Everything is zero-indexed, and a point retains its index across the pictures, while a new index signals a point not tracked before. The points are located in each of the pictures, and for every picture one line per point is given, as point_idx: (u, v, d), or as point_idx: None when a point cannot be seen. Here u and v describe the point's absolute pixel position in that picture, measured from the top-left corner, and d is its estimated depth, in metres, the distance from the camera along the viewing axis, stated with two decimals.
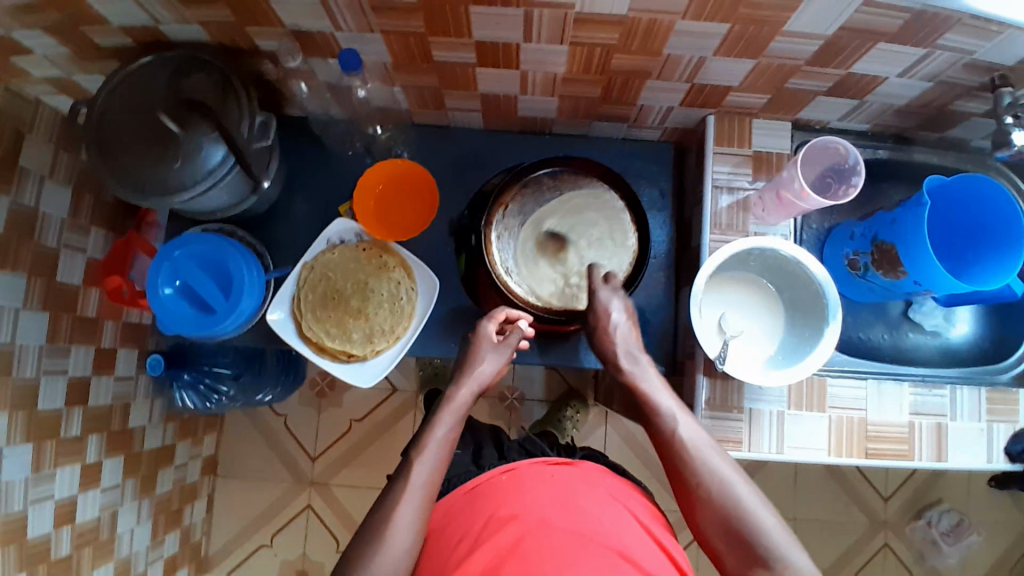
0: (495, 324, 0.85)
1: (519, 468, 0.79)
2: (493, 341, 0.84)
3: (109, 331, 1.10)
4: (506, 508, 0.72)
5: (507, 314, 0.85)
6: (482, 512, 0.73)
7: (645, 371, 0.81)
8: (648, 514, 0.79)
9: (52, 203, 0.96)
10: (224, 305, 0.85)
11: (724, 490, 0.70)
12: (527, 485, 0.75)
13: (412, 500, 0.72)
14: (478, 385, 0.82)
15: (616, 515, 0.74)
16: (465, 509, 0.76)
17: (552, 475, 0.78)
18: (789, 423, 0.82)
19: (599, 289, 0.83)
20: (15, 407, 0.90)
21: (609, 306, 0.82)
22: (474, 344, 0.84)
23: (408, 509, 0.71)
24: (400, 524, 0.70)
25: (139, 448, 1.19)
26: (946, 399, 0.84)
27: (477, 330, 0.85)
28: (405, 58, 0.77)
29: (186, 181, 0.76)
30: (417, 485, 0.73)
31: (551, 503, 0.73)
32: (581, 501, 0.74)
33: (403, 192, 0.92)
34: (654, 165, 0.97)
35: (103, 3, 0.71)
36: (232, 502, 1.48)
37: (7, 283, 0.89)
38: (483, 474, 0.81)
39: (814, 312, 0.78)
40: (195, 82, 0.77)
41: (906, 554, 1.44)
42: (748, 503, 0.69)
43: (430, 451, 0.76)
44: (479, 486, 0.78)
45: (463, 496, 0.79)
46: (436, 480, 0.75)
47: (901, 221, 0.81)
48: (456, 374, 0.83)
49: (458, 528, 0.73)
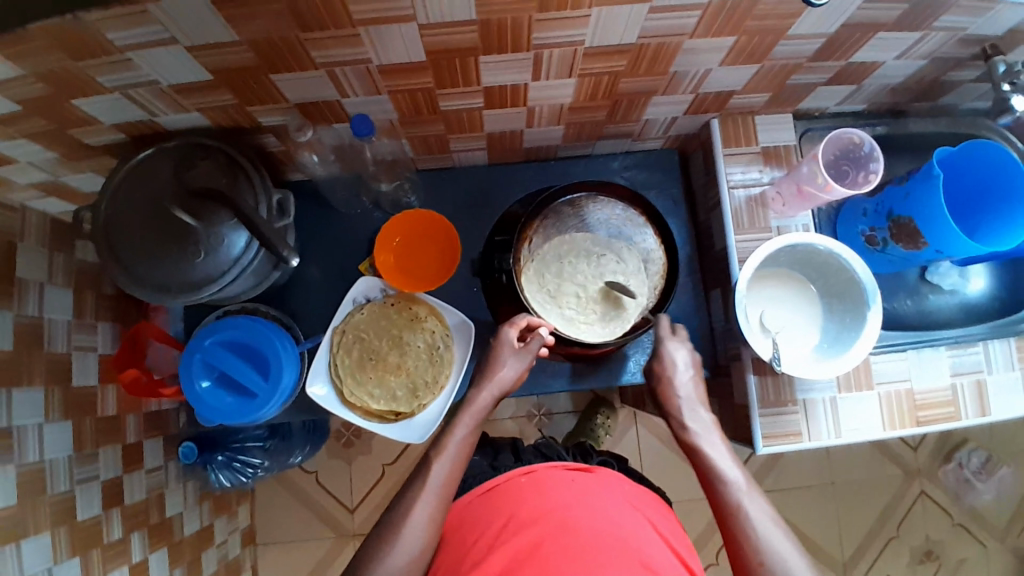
0: (517, 331, 0.85)
1: (539, 471, 0.78)
2: (514, 346, 0.85)
3: (131, 425, 1.02)
4: (527, 510, 0.72)
5: (529, 320, 0.85)
6: (502, 512, 0.73)
7: (708, 430, 0.81)
8: (660, 514, 0.78)
9: (56, 307, 0.88)
10: (263, 387, 0.83)
11: (784, 573, 0.69)
12: (549, 488, 0.75)
13: (423, 502, 0.73)
14: (499, 390, 0.83)
15: (636, 522, 0.72)
16: (482, 510, 0.76)
17: (573, 478, 0.77)
18: (841, 406, 0.85)
19: (666, 339, 0.87)
20: (56, 523, 0.84)
21: (674, 357, 0.86)
22: (496, 351, 0.85)
23: (422, 509, 0.73)
24: (413, 529, 0.72)
25: (180, 536, 1.12)
26: (981, 356, 0.88)
27: (499, 336, 0.85)
28: (412, 112, 0.76)
29: (212, 273, 0.75)
30: (433, 485, 0.75)
31: (572, 506, 0.72)
32: (599, 504, 0.73)
33: (425, 241, 0.91)
34: (660, 174, 0.99)
35: (92, 105, 0.68)
36: (276, 569, 1.44)
37: (25, 398, 0.82)
38: (502, 475, 0.80)
39: (852, 296, 0.80)
40: (201, 171, 0.76)
41: (943, 498, 1.48)
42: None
43: (446, 456, 0.77)
44: (497, 487, 0.78)
45: (479, 498, 0.78)
46: (451, 480, 0.76)
47: (915, 194, 0.83)
48: (478, 379, 0.85)
49: (475, 529, 0.73)
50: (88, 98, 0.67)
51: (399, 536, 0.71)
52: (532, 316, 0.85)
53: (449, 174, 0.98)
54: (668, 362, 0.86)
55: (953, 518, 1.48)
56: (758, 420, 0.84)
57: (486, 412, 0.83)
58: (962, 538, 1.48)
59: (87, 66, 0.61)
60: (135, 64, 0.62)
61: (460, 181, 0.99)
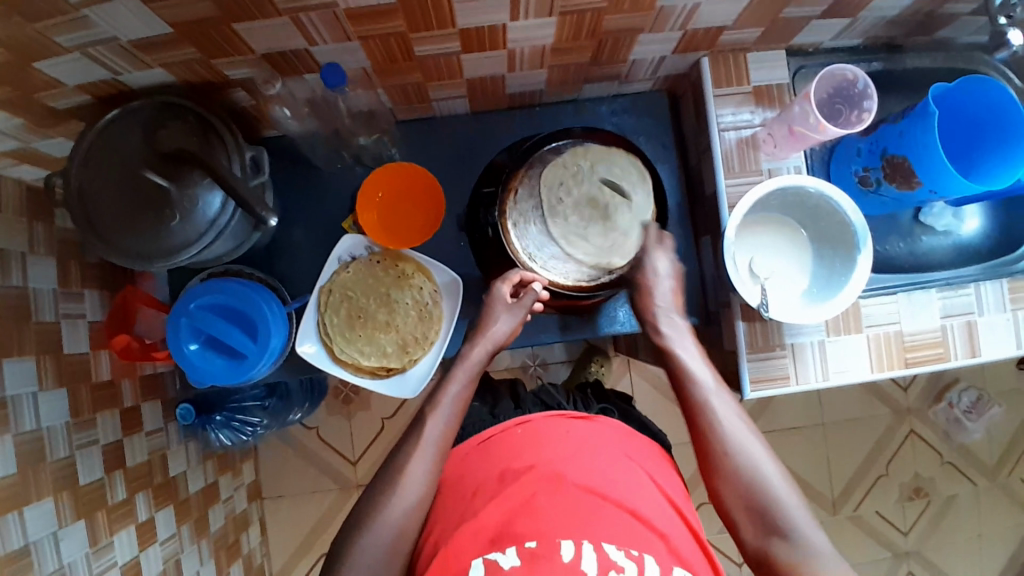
0: (509, 286, 0.86)
1: (534, 421, 0.79)
2: (507, 301, 0.85)
3: (127, 390, 1.03)
4: (522, 460, 0.72)
5: (521, 276, 0.85)
6: (497, 465, 0.73)
7: (682, 336, 0.82)
8: (656, 466, 0.78)
9: (40, 277, 0.87)
10: (252, 348, 0.83)
11: (749, 466, 0.71)
12: (545, 439, 0.75)
13: (421, 459, 0.74)
14: (492, 344, 0.84)
15: (630, 473, 0.73)
16: (479, 461, 0.77)
17: (567, 430, 0.77)
18: (830, 350, 0.85)
19: (650, 248, 0.85)
20: (59, 489, 0.85)
21: (656, 265, 0.85)
22: (488, 306, 0.85)
23: (418, 464, 0.74)
24: (411, 482, 0.72)
25: (185, 494, 1.14)
26: (972, 298, 0.88)
27: (492, 292, 0.86)
28: (386, 60, 0.73)
29: (189, 236, 0.74)
30: (429, 440, 0.76)
31: (566, 456, 0.72)
32: (594, 455, 0.73)
33: (409, 200, 0.89)
34: (649, 118, 0.96)
35: (54, 67, 0.65)
36: (283, 522, 1.48)
37: (17, 369, 0.81)
38: (498, 426, 0.81)
39: (842, 240, 0.79)
40: (171, 131, 0.74)
41: (932, 436, 1.52)
42: (772, 480, 0.71)
43: (441, 410, 0.78)
44: (493, 439, 0.78)
45: (476, 449, 0.79)
46: (448, 435, 0.77)
47: (909, 132, 0.81)
48: (471, 333, 0.85)
49: (472, 480, 0.74)
50: (49, 60, 0.64)
51: (394, 492, 0.72)
52: (524, 270, 0.86)
53: (432, 126, 0.95)
54: (648, 270, 0.85)
55: (942, 455, 1.51)
56: (747, 363, 0.84)
57: (481, 367, 0.84)
58: (950, 474, 1.52)
59: (42, 26, 0.58)
60: (91, 20, 0.59)
61: (444, 133, 0.96)
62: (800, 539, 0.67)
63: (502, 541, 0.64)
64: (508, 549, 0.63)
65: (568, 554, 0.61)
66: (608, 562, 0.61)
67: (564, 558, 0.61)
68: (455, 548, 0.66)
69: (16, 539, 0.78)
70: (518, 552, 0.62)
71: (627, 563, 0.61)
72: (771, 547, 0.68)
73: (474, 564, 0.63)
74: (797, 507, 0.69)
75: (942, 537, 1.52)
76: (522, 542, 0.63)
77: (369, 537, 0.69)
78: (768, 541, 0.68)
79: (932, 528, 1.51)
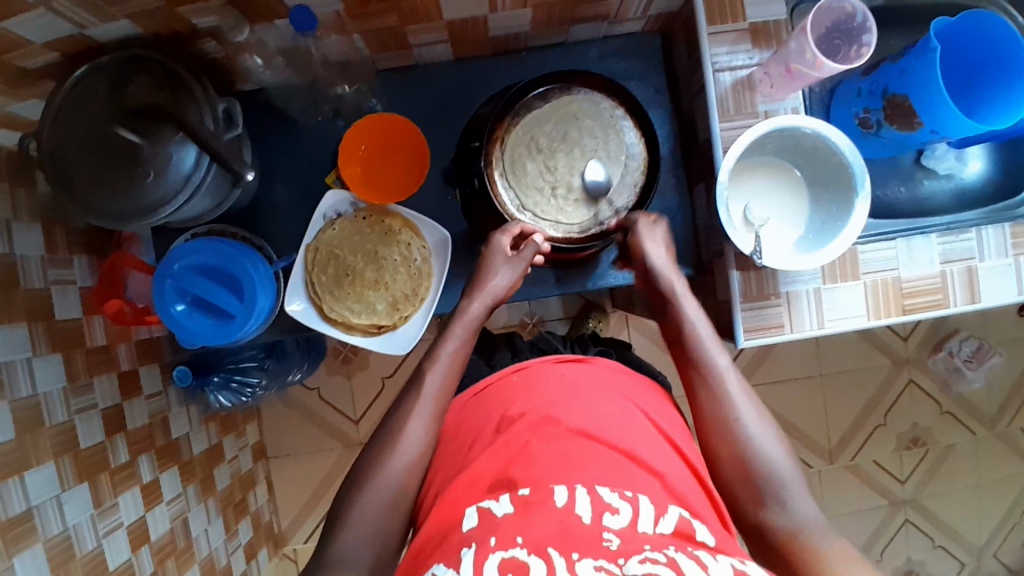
0: (510, 239, 0.84)
1: (531, 368, 0.79)
2: (506, 254, 0.84)
3: (124, 354, 1.03)
4: (515, 408, 0.73)
5: (522, 228, 0.84)
6: (495, 412, 0.74)
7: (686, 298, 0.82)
8: (655, 407, 0.77)
9: (27, 243, 0.85)
10: (240, 309, 0.82)
11: (747, 433, 0.71)
12: (539, 384, 0.75)
13: (421, 412, 0.74)
14: (491, 299, 0.83)
15: (625, 414, 0.72)
16: (476, 409, 0.77)
17: (563, 373, 0.77)
18: (825, 299, 0.83)
19: (641, 224, 0.84)
20: (59, 454, 0.85)
21: (651, 235, 0.84)
22: (488, 258, 0.84)
23: (420, 418, 0.74)
24: (407, 442, 0.72)
25: (189, 455, 1.15)
26: (973, 242, 0.85)
27: (491, 244, 0.84)
28: (358, 1, 0.70)
29: (164, 195, 0.72)
30: (428, 394, 0.76)
31: (557, 402, 0.72)
32: (588, 400, 0.73)
33: (393, 149, 0.87)
34: (642, 60, 0.93)
35: (20, 26, 0.63)
36: (289, 480, 1.51)
37: (8, 336, 0.81)
38: (495, 375, 0.81)
39: (838, 181, 0.77)
40: (140, 85, 0.72)
41: (931, 385, 1.52)
42: (769, 453, 0.70)
43: (440, 365, 0.78)
44: (489, 388, 0.79)
45: (473, 398, 0.79)
46: (445, 389, 0.77)
47: (912, 71, 0.77)
48: (468, 288, 0.84)
49: (471, 431, 0.74)
50: (14, 19, 0.61)
51: (387, 447, 0.71)
52: (524, 223, 0.84)
53: (415, 75, 0.92)
54: (646, 236, 0.83)
55: (941, 404, 1.52)
56: (740, 314, 0.83)
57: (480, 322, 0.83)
58: (948, 424, 1.52)
59: None
60: None
61: (427, 82, 0.93)
62: (791, 508, 0.66)
63: (497, 489, 0.64)
64: (501, 497, 0.62)
65: (561, 500, 0.60)
66: (602, 505, 0.60)
67: (557, 503, 0.60)
68: (454, 497, 0.66)
69: (18, 504, 0.78)
70: (512, 500, 0.62)
71: (621, 505, 0.61)
72: (764, 517, 0.67)
73: (469, 513, 0.63)
74: (794, 483, 0.68)
75: (940, 485, 1.53)
76: (516, 489, 0.62)
77: (366, 494, 0.69)
78: (761, 510, 0.67)
79: (930, 477, 1.53)
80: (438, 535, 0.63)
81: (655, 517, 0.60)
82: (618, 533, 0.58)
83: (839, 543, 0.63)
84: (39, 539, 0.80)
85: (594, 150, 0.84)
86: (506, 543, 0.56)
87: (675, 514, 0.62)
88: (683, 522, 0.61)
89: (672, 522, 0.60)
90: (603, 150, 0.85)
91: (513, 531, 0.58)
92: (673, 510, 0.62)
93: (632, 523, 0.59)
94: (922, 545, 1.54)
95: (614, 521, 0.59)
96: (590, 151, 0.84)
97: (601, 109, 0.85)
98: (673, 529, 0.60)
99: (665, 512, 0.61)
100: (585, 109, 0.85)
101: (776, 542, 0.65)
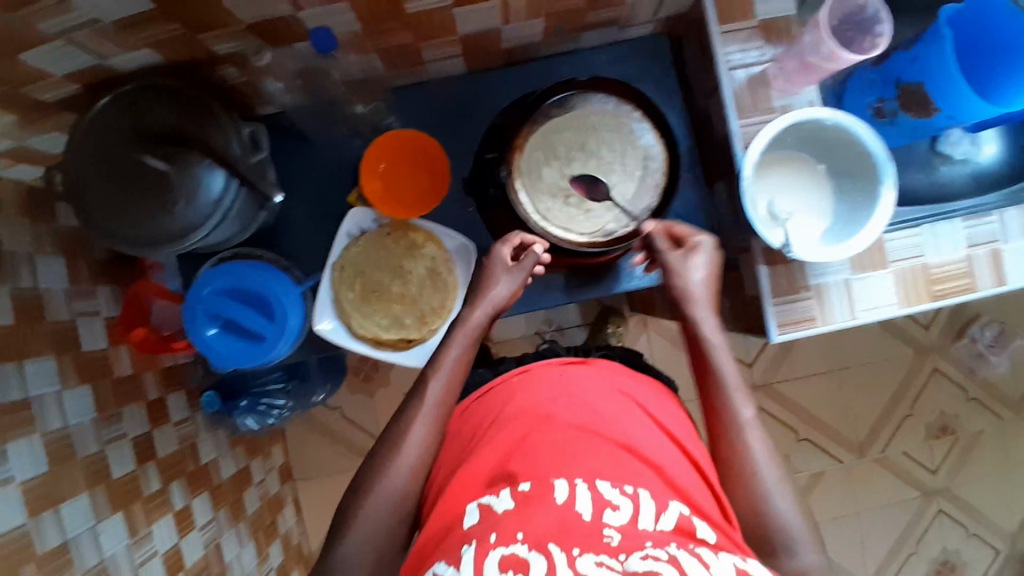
0: (510, 249, 0.82)
1: (533, 370, 0.78)
2: (506, 265, 0.80)
3: (150, 382, 1.03)
4: (517, 403, 0.73)
5: (522, 238, 0.82)
6: (496, 408, 0.75)
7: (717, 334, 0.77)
8: (655, 401, 0.78)
9: (50, 278, 0.86)
10: (270, 330, 0.82)
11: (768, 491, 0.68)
12: (540, 383, 0.76)
13: (426, 421, 0.73)
14: (491, 308, 0.79)
15: (624, 410, 0.73)
16: (478, 409, 0.78)
17: (562, 373, 0.77)
18: (855, 289, 0.83)
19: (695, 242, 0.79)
20: (93, 484, 0.85)
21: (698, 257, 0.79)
22: (488, 269, 0.81)
23: (423, 428, 0.73)
24: (411, 441, 0.72)
25: (218, 480, 1.15)
26: (997, 226, 0.85)
27: (491, 256, 0.81)
28: (375, 17, 0.71)
29: (193, 220, 0.72)
30: (432, 402, 0.74)
31: (558, 398, 0.73)
32: (587, 395, 0.73)
33: (412, 164, 0.88)
34: (654, 62, 0.93)
35: (40, 58, 0.64)
36: (316, 501, 1.51)
37: (38, 369, 0.81)
38: (498, 377, 0.81)
39: (861, 170, 0.77)
40: (162, 112, 0.73)
41: (955, 372, 1.50)
42: (784, 510, 0.68)
43: (442, 373, 0.76)
44: (491, 391, 0.79)
45: (477, 399, 0.80)
46: (447, 400, 0.75)
47: (923, 59, 0.80)
48: (470, 297, 0.81)
49: (473, 427, 0.75)
50: (33, 51, 0.62)
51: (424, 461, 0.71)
52: (526, 234, 0.82)
53: (429, 89, 0.93)
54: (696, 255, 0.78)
55: (966, 391, 1.51)
56: (771, 309, 0.82)
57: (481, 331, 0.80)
58: (974, 410, 1.51)
59: (27, 15, 0.57)
60: (74, 5, 0.58)
61: (442, 96, 0.94)
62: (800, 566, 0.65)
63: (497, 485, 0.64)
64: (502, 493, 0.63)
65: (561, 496, 0.60)
66: (602, 501, 0.60)
67: (557, 500, 0.60)
68: (454, 494, 0.66)
69: (53, 537, 0.77)
70: (513, 496, 0.61)
71: (622, 502, 0.60)
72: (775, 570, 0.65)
73: (470, 510, 0.63)
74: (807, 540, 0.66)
75: (970, 473, 1.52)
76: (516, 485, 0.62)
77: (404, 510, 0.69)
78: (773, 564, 0.66)
79: (960, 465, 1.51)
80: (438, 534, 0.63)
81: (656, 514, 0.60)
82: (618, 529, 0.57)
83: None
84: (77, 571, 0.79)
85: (611, 162, 0.84)
86: (507, 538, 0.56)
87: (675, 511, 0.61)
88: (684, 520, 0.61)
89: (672, 519, 0.60)
90: (618, 164, 0.84)
91: (514, 526, 0.58)
92: (673, 506, 0.62)
93: (632, 519, 0.59)
94: (957, 535, 1.52)
95: (615, 517, 0.59)
96: (610, 157, 0.84)
97: (620, 116, 0.85)
98: (673, 526, 0.59)
99: (665, 508, 0.61)
100: (604, 117, 0.84)
101: None
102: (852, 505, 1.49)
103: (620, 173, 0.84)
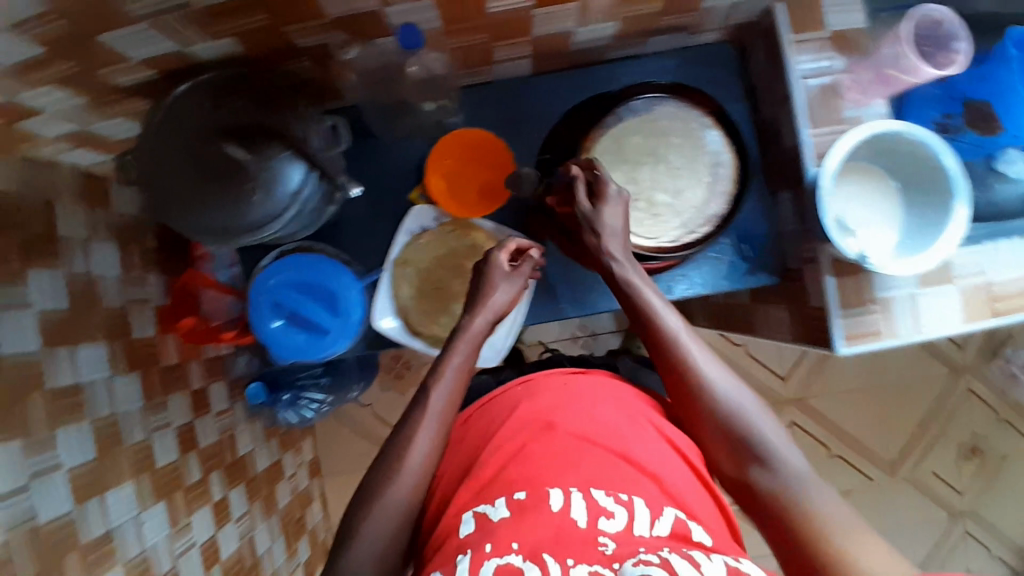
0: (508, 254, 0.80)
1: (536, 378, 0.79)
2: (506, 270, 0.79)
3: (194, 372, 1.03)
4: (517, 412, 0.75)
5: (518, 244, 0.81)
6: (499, 416, 0.76)
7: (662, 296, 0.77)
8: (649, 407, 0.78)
9: (103, 262, 0.86)
10: (333, 324, 0.83)
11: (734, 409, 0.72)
12: (541, 390, 0.77)
13: (428, 426, 0.71)
14: (492, 316, 0.77)
15: (623, 420, 0.74)
16: (481, 418, 0.78)
17: (567, 382, 0.78)
18: (920, 304, 0.83)
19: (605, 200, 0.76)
20: (138, 472, 0.84)
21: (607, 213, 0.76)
22: (486, 274, 0.79)
23: (427, 433, 0.71)
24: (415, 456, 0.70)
25: (254, 473, 1.15)
26: None
27: (489, 259, 0.79)
28: (456, 15, 0.71)
29: (269, 212, 0.72)
30: (435, 408, 0.72)
31: (555, 408, 0.75)
32: (586, 404, 0.75)
33: (474, 163, 0.89)
34: (717, 70, 0.94)
35: (120, 39, 0.64)
36: (341, 498, 1.51)
37: (90, 354, 0.81)
38: (499, 386, 0.82)
39: (934, 185, 0.76)
40: (240, 103, 0.73)
41: (989, 393, 1.49)
42: (750, 419, 0.72)
43: (444, 382, 0.74)
44: (493, 399, 0.80)
45: (479, 409, 0.80)
46: (454, 403, 0.74)
47: (993, 77, 0.82)
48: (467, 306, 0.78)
49: (478, 433, 0.77)
50: (115, 31, 0.62)
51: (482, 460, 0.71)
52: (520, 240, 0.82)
53: (492, 90, 0.94)
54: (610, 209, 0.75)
55: (999, 412, 1.49)
56: (839, 321, 0.82)
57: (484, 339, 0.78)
58: (1005, 431, 1.50)
59: None
60: None
61: (504, 97, 0.94)
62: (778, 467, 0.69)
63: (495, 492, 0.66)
64: (498, 501, 0.65)
65: (557, 504, 0.63)
66: (597, 509, 0.63)
67: (552, 508, 0.62)
68: (456, 500, 0.68)
69: (97, 525, 0.76)
70: (508, 504, 0.64)
71: (616, 509, 0.63)
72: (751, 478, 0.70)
73: (465, 519, 0.65)
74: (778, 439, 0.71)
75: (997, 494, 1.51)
76: (512, 493, 0.65)
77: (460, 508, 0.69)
78: (748, 470, 0.71)
79: (988, 486, 1.50)
80: (442, 534, 0.66)
81: (651, 521, 0.63)
82: (613, 537, 0.60)
83: (829, 495, 0.66)
84: (119, 562, 0.78)
85: (679, 167, 0.84)
86: (502, 549, 0.59)
87: (670, 516, 0.65)
88: (678, 524, 0.64)
89: (667, 525, 0.63)
90: (686, 169, 0.85)
91: (509, 536, 0.60)
92: (668, 511, 0.65)
93: (627, 527, 0.62)
94: (982, 557, 1.51)
95: (609, 525, 0.61)
96: (678, 162, 0.84)
97: (690, 122, 0.85)
98: (669, 531, 0.63)
99: (661, 515, 0.64)
100: (675, 122, 0.84)
101: (769, 502, 0.69)
102: (879, 522, 1.48)
103: (688, 178, 0.85)
